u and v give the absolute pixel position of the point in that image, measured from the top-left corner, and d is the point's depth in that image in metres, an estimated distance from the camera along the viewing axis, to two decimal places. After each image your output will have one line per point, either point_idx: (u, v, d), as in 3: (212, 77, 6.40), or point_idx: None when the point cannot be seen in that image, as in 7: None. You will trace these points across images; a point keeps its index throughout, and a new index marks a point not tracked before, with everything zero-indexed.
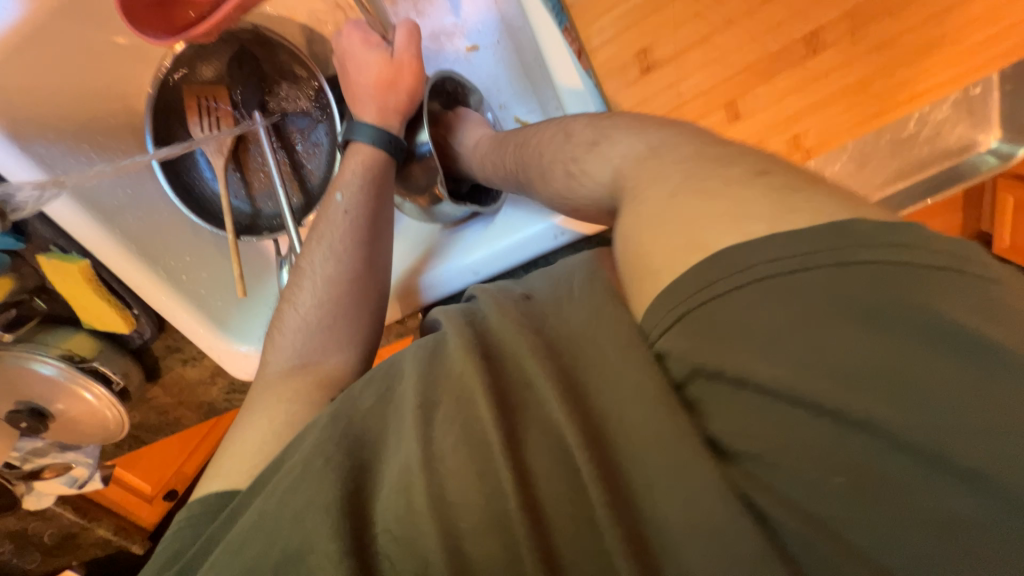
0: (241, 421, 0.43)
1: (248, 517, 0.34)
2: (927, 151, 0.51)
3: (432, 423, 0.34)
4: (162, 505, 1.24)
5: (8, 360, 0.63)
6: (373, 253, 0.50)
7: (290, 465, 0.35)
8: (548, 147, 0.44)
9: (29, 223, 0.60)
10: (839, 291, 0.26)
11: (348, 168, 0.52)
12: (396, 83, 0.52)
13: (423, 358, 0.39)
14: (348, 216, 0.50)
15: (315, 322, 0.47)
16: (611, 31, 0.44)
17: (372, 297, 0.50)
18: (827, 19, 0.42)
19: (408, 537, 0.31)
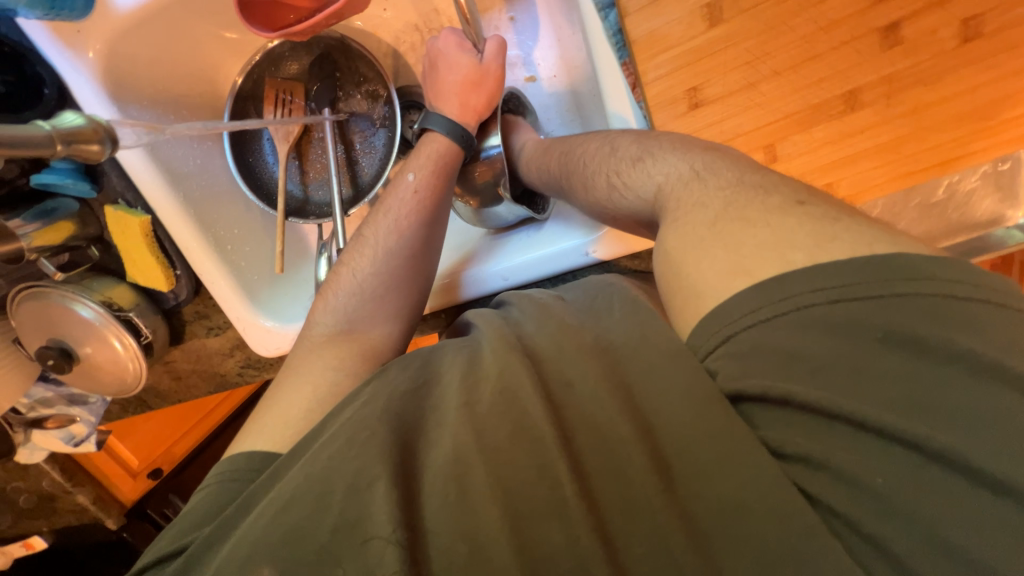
0: (286, 377, 0.46)
1: (296, 474, 0.35)
2: (958, 219, 0.53)
3: (478, 416, 0.35)
4: (145, 482, 1.23)
5: (54, 298, 0.66)
6: (429, 236, 0.53)
7: (339, 430, 0.36)
8: (591, 161, 0.48)
9: (107, 176, 0.66)
10: (880, 319, 0.28)
11: (422, 154, 0.55)
12: (479, 85, 0.56)
13: (462, 357, 0.40)
14: (415, 196, 0.53)
15: (368, 289, 0.50)
16: (668, 67, 0.47)
17: (422, 276, 0.53)
18: (866, 80, 0.44)
19: (453, 515, 0.31)
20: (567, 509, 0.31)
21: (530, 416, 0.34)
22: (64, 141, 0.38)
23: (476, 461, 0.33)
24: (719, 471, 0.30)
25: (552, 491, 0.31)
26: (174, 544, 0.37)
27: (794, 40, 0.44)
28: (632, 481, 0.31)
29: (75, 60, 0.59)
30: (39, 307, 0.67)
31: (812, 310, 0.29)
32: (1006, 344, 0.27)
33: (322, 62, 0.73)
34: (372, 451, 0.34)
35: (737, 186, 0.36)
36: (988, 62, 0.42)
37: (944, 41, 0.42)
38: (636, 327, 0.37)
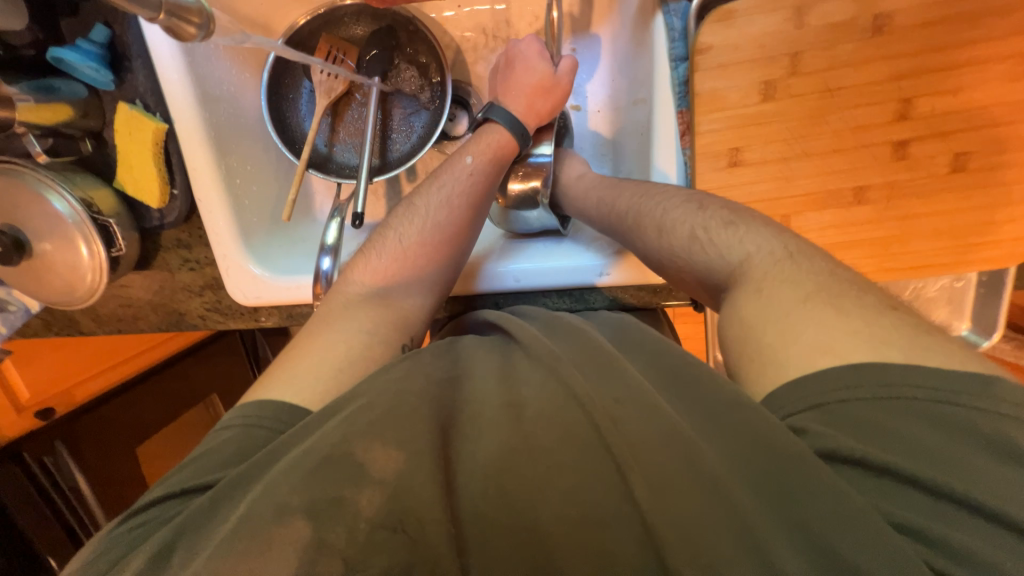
0: (320, 326, 0.47)
1: (334, 428, 0.35)
2: (916, 320, 0.62)
3: (526, 418, 0.35)
4: (26, 422, 1.03)
5: (28, 182, 0.59)
6: (475, 218, 0.56)
7: (376, 399, 0.36)
8: (675, 209, 0.51)
9: (132, 72, 0.62)
10: (971, 417, 0.31)
11: (483, 142, 0.58)
12: (549, 93, 0.59)
13: (499, 355, 0.43)
14: (471, 176, 0.56)
15: (410, 257, 0.52)
16: (720, 124, 0.52)
17: (464, 251, 0.56)
18: (873, 181, 0.52)
19: (487, 494, 0.32)
20: (596, 501, 0.31)
21: (574, 409, 0.35)
22: (169, 10, 0.40)
23: (524, 459, 0.33)
24: (757, 495, 0.30)
25: (569, 482, 0.31)
26: (195, 481, 0.36)
27: (829, 131, 0.51)
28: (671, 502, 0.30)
29: None
30: (5, 185, 0.59)
31: (908, 399, 0.32)
32: (977, 421, 0.32)
33: (383, 33, 0.73)
34: (416, 421, 0.35)
35: (828, 276, 0.41)
36: (968, 193, 0.51)
37: (939, 166, 0.51)
38: (677, 364, 0.41)
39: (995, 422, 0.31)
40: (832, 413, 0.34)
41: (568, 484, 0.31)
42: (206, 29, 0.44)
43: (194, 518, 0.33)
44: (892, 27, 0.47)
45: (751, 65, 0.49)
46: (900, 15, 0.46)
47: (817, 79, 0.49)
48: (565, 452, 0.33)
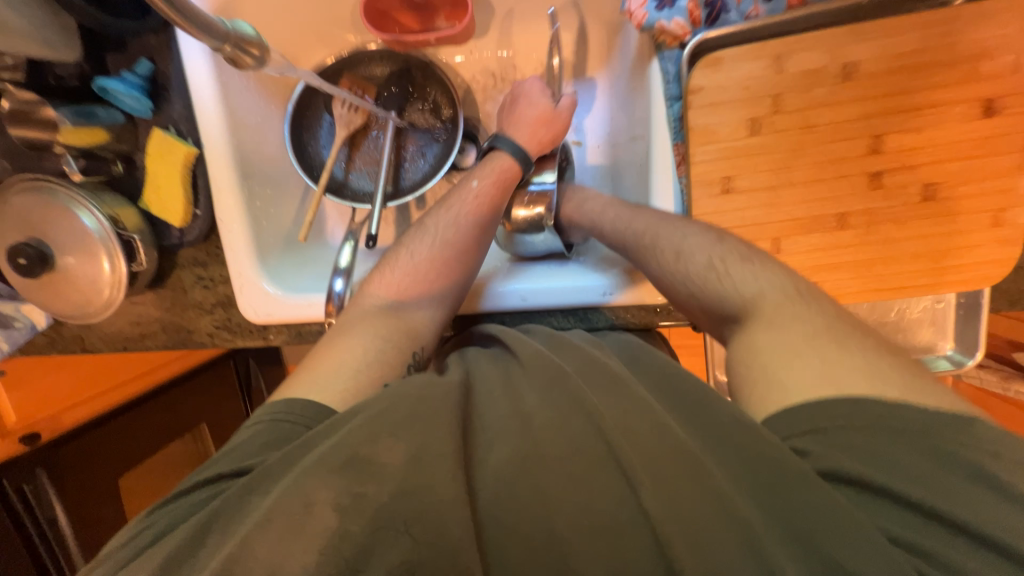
0: (337, 335, 0.50)
1: (355, 430, 0.37)
2: (903, 340, 0.65)
3: (535, 427, 0.37)
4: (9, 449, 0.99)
5: (60, 198, 0.62)
6: (481, 235, 0.60)
7: (393, 404, 0.38)
8: (689, 254, 0.54)
9: (169, 102, 0.67)
10: (962, 453, 0.33)
11: (490, 167, 0.62)
12: (550, 123, 0.65)
13: (501, 368, 0.46)
14: (478, 197, 0.60)
15: (421, 272, 0.56)
16: (712, 155, 0.57)
17: (471, 266, 0.59)
18: (853, 207, 0.57)
19: (501, 498, 0.34)
20: (605, 509, 0.32)
21: (584, 419, 0.37)
22: (234, 42, 0.44)
23: (536, 466, 0.35)
24: (758, 503, 0.33)
25: (576, 481, 0.34)
26: (231, 466, 0.39)
27: (810, 162, 0.56)
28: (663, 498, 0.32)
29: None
30: (35, 201, 0.62)
31: (905, 432, 0.35)
32: (976, 439, 0.34)
33: (401, 75, 0.78)
34: (435, 426, 0.36)
35: (833, 318, 0.45)
36: (939, 219, 0.56)
37: (911, 195, 0.56)
38: (679, 377, 0.44)
39: (963, 439, 0.34)
40: (840, 432, 0.36)
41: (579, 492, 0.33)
42: (261, 59, 0.48)
43: (229, 502, 0.36)
44: (860, 74, 0.53)
45: (738, 104, 0.55)
46: (865, 64, 0.53)
47: (797, 116, 0.55)
48: (579, 462, 0.35)
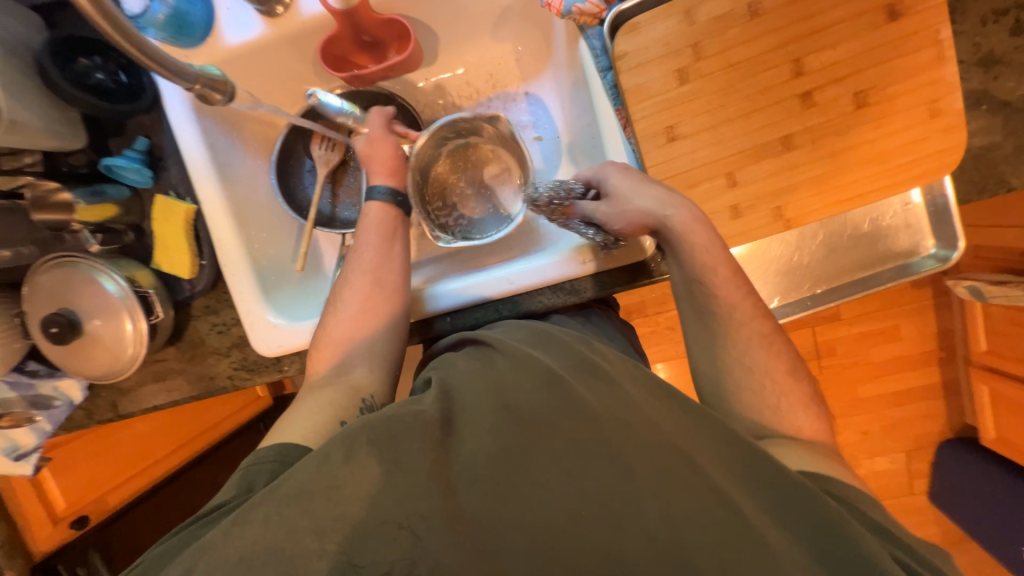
0: (294, 407, 0.61)
1: (338, 445, 0.45)
2: (884, 250, 0.67)
3: (509, 419, 0.45)
4: (64, 532, 1.11)
5: (83, 269, 0.69)
6: (380, 281, 0.69)
7: (389, 420, 0.46)
8: (692, 262, 0.59)
9: (167, 170, 0.75)
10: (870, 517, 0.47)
11: (365, 222, 0.72)
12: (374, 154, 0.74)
13: (482, 364, 0.53)
14: (365, 253, 0.70)
15: (343, 334, 0.66)
16: (650, 110, 0.62)
17: (382, 307, 0.68)
18: (794, 128, 0.60)
19: (485, 487, 0.42)
20: (576, 495, 0.41)
21: (556, 413, 0.45)
22: (201, 82, 0.52)
23: (518, 458, 0.42)
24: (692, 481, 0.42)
25: (542, 466, 0.42)
26: (211, 509, 0.48)
27: (742, 96, 0.60)
28: (600, 470, 0.42)
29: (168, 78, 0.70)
30: (62, 275, 0.69)
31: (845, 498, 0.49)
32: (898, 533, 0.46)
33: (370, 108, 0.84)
34: (432, 435, 0.45)
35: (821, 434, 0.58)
36: (878, 122, 0.59)
37: (845, 106, 0.59)
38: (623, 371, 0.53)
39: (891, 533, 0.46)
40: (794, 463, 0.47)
41: (550, 480, 0.42)
42: (231, 96, 0.56)
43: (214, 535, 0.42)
44: (765, 10, 0.58)
45: (663, 59, 0.60)
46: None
47: (719, 58, 0.60)
48: (559, 455, 0.43)
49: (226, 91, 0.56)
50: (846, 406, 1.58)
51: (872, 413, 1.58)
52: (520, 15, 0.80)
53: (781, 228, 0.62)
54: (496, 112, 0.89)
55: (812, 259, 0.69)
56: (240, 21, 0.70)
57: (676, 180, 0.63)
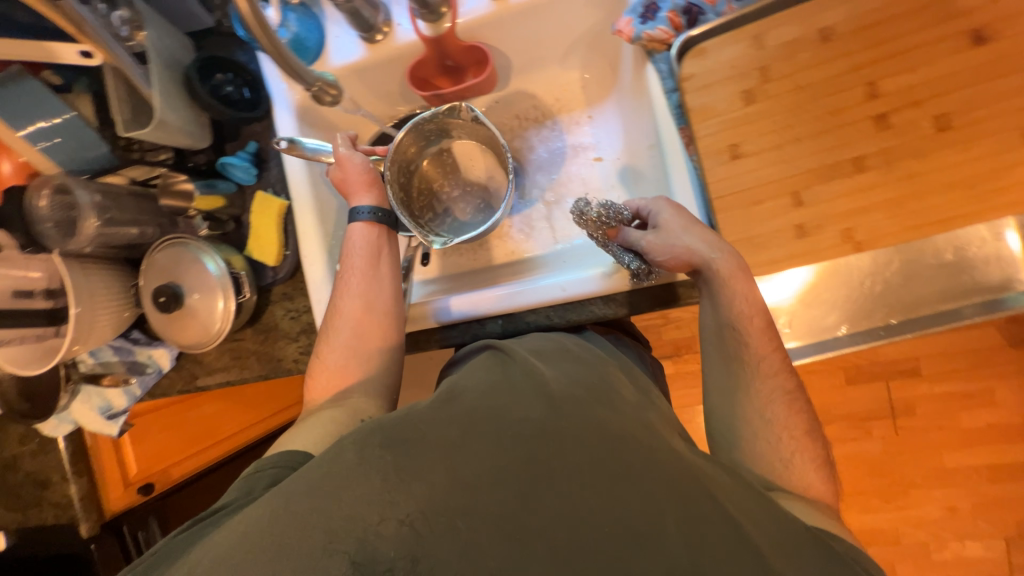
0: (297, 425, 0.65)
1: (356, 447, 0.49)
2: (971, 282, 0.62)
3: (515, 430, 0.48)
4: (131, 495, 1.19)
5: (192, 249, 0.79)
6: (372, 301, 0.72)
7: (406, 423, 0.50)
8: (729, 307, 0.62)
9: (268, 169, 0.85)
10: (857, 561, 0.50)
11: (351, 241, 0.74)
12: (352, 178, 0.75)
13: (493, 376, 0.58)
14: (357, 275, 0.72)
15: (343, 354, 0.70)
16: (714, 129, 0.63)
17: (376, 325, 0.71)
18: (867, 150, 0.59)
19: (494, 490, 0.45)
20: (579, 507, 0.44)
21: (559, 427, 0.49)
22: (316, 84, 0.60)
23: (525, 466, 0.46)
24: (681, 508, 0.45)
25: (546, 476, 0.45)
26: (209, 513, 0.53)
27: (811, 117, 0.60)
28: (596, 489, 0.45)
29: (283, 91, 0.81)
30: (175, 253, 0.80)
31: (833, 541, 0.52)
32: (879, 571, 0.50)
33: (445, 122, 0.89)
34: (447, 436, 0.49)
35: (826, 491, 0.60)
36: (962, 146, 0.57)
37: (924, 129, 0.57)
38: (621, 401, 0.56)
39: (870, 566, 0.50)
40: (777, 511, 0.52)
41: (557, 489, 0.45)
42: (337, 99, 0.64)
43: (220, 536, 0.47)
44: (837, 35, 0.59)
45: (729, 80, 0.62)
46: (839, 25, 0.59)
47: (787, 81, 0.61)
48: (564, 468, 0.46)
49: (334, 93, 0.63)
50: (928, 476, 1.41)
51: (959, 488, 1.39)
52: (590, 45, 0.85)
53: (851, 250, 0.60)
54: (560, 133, 0.94)
55: (889, 286, 0.65)
56: (344, 45, 0.81)
57: (738, 196, 0.63)
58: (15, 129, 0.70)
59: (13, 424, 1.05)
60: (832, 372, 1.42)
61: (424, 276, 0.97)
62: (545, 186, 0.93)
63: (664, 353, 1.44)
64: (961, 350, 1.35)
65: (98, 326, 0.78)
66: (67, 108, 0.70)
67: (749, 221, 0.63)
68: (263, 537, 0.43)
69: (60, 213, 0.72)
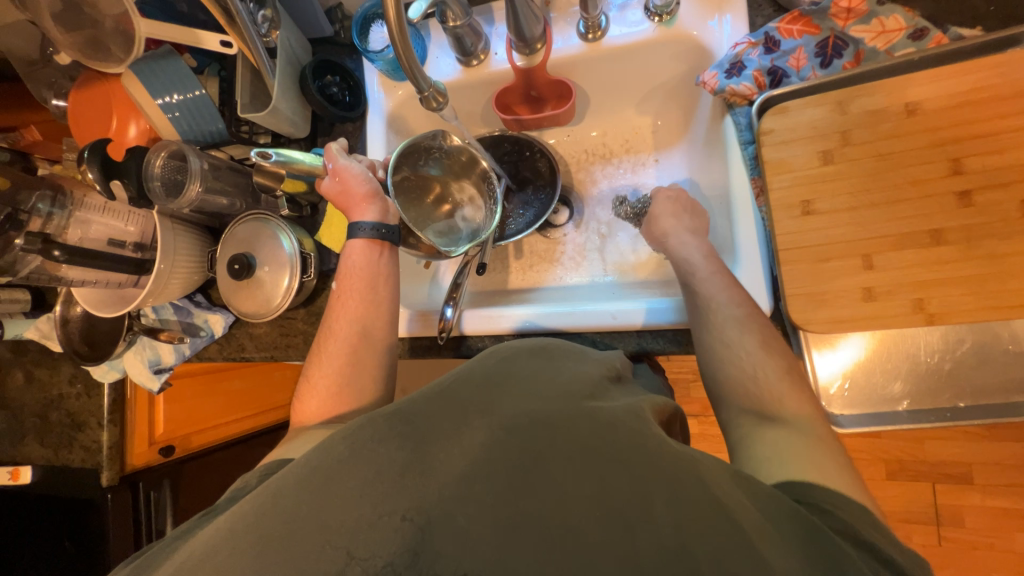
0: (281, 450, 0.64)
1: (348, 432, 0.49)
2: None
3: (505, 419, 0.47)
4: (151, 454, 1.20)
5: (271, 226, 0.85)
6: (364, 319, 0.74)
7: (397, 410, 0.50)
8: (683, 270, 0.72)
9: None
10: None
11: (348, 263, 0.77)
12: (346, 196, 0.78)
13: (492, 363, 0.57)
14: (352, 294, 0.75)
15: (344, 363, 0.72)
16: (788, 183, 0.65)
17: (373, 340, 0.74)
18: (947, 224, 0.59)
19: (481, 473, 0.42)
20: (573, 504, 0.40)
21: (555, 419, 0.46)
22: (428, 92, 0.66)
23: (517, 452, 0.43)
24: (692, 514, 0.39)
25: (539, 467, 0.42)
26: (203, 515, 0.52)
27: (889, 184, 0.61)
28: (593, 485, 0.41)
29: (379, 99, 0.90)
30: (255, 227, 0.86)
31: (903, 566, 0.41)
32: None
33: (513, 146, 0.94)
34: (441, 422, 0.48)
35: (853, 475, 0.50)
36: None
37: (1010, 211, 0.57)
38: (627, 403, 0.51)
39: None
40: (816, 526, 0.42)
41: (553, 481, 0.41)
42: (438, 105, 0.69)
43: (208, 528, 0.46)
44: (924, 110, 0.61)
45: (809, 139, 0.64)
46: (927, 102, 0.60)
47: (868, 147, 0.62)
48: (559, 459, 0.43)
49: (441, 101, 0.69)
50: None
51: None
52: (665, 95, 0.90)
53: (923, 321, 0.58)
54: (624, 172, 0.97)
55: (960, 365, 0.63)
56: (442, 66, 0.88)
57: (807, 251, 0.63)
58: (150, 97, 0.79)
59: (67, 364, 1.12)
60: (871, 462, 1.33)
61: (472, 288, 1.00)
62: (602, 219, 0.96)
63: (691, 411, 1.39)
64: (1021, 464, 1.24)
65: (171, 283, 0.84)
66: (198, 86, 0.79)
67: (817, 277, 0.62)
68: (249, 528, 0.42)
69: (168, 175, 0.80)
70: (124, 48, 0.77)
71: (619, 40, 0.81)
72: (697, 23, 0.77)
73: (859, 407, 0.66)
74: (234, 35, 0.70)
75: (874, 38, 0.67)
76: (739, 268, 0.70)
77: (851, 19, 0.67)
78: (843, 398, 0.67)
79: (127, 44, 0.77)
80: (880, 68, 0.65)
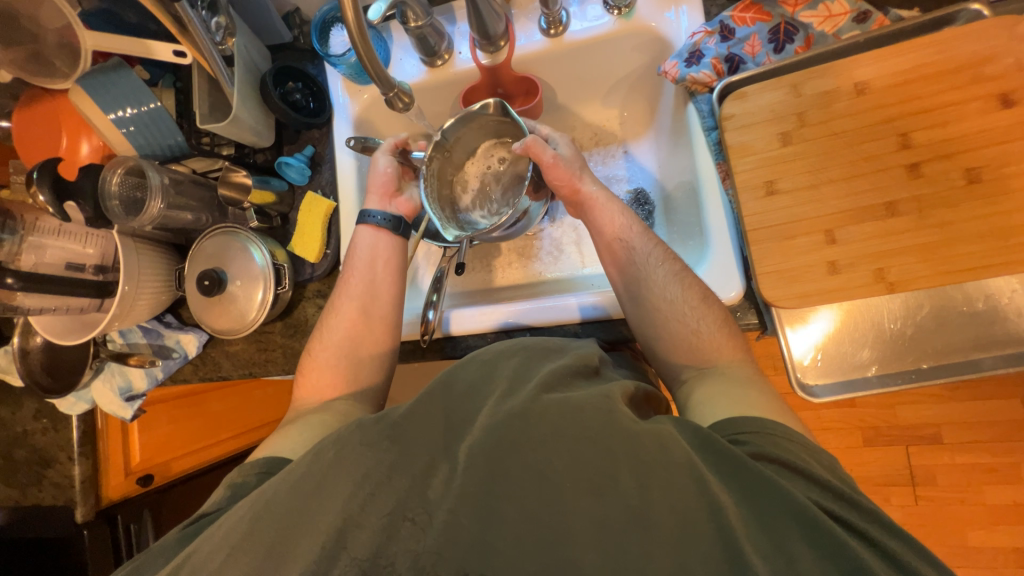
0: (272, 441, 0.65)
1: (329, 437, 0.49)
2: (1001, 331, 0.64)
3: (488, 420, 0.46)
4: (129, 485, 1.16)
5: (240, 239, 0.83)
6: (357, 339, 0.74)
7: (382, 415, 0.49)
8: (600, 233, 0.76)
9: (319, 171, 0.89)
10: (890, 543, 0.41)
11: (349, 285, 0.76)
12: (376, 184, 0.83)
13: (478, 366, 0.56)
14: (349, 314, 0.75)
15: (333, 381, 0.72)
16: (750, 166, 0.67)
17: (363, 354, 0.73)
18: (900, 196, 0.62)
19: (466, 475, 0.42)
20: (557, 501, 0.41)
21: (536, 410, 0.46)
22: (393, 90, 0.66)
23: (500, 452, 0.43)
24: (671, 494, 0.41)
25: (524, 469, 0.43)
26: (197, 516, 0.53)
27: (844, 161, 0.64)
28: (574, 484, 0.42)
29: (345, 104, 0.88)
30: (223, 241, 0.84)
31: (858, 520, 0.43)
32: (919, 551, 0.41)
33: None
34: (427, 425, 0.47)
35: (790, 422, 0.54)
36: (995, 199, 0.59)
37: (955, 180, 0.60)
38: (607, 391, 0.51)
39: (912, 553, 0.41)
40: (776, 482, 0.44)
41: (539, 474, 0.42)
42: (403, 105, 0.69)
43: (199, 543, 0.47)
44: (872, 89, 0.64)
45: (768, 122, 0.67)
46: (874, 81, 0.64)
47: (823, 126, 0.65)
48: (541, 455, 0.43)
49: (407, 100, 0.69)
50: (951, 554, 1.33)
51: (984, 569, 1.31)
52: (631, 86, 0.91)
53: (884, 290, 0.61)
54: (596, 164, 0.98)
55: (921, 330, 0.67)
56: (407, 67, 0.88)
57: (774, 230, 0.65)
58: (102, 113, 0.76)
59: (30, 399, 1.06)
60: (848, 432, 1.38)
61: (453, 289, 1.00)
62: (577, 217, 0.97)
63: None
64: (980, 421, 1.31)
65: (138, 305, 0.81)
66: (153, 99, 0.76)
67: (784, 254, 0.64)
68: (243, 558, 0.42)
69: (127, 193, 0.77)
70: (70, 63, 0.74)
71: (581, 34, 0.82)
72: (655, 15, 0.79)
73: (833, 377, 0.69)
74: (185, 44, 0.67)
75: (822, 22, 0.70)
76: (712, 250, 0.71)
77: (799, 6, 0.70)
78: (817, 367, 0.69)
79: (74, 58, 0.74)
80: (828, 52, 0.68)
